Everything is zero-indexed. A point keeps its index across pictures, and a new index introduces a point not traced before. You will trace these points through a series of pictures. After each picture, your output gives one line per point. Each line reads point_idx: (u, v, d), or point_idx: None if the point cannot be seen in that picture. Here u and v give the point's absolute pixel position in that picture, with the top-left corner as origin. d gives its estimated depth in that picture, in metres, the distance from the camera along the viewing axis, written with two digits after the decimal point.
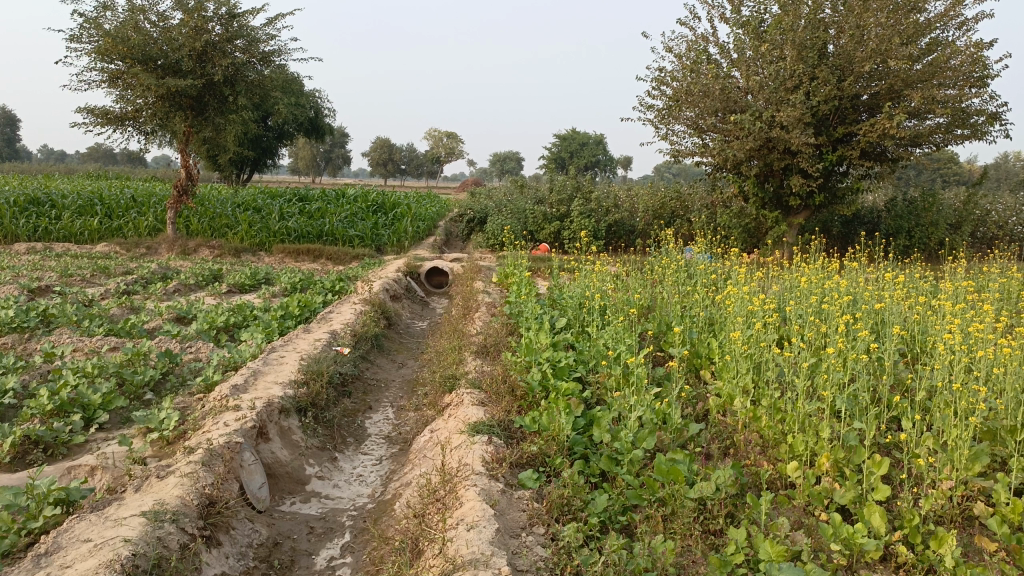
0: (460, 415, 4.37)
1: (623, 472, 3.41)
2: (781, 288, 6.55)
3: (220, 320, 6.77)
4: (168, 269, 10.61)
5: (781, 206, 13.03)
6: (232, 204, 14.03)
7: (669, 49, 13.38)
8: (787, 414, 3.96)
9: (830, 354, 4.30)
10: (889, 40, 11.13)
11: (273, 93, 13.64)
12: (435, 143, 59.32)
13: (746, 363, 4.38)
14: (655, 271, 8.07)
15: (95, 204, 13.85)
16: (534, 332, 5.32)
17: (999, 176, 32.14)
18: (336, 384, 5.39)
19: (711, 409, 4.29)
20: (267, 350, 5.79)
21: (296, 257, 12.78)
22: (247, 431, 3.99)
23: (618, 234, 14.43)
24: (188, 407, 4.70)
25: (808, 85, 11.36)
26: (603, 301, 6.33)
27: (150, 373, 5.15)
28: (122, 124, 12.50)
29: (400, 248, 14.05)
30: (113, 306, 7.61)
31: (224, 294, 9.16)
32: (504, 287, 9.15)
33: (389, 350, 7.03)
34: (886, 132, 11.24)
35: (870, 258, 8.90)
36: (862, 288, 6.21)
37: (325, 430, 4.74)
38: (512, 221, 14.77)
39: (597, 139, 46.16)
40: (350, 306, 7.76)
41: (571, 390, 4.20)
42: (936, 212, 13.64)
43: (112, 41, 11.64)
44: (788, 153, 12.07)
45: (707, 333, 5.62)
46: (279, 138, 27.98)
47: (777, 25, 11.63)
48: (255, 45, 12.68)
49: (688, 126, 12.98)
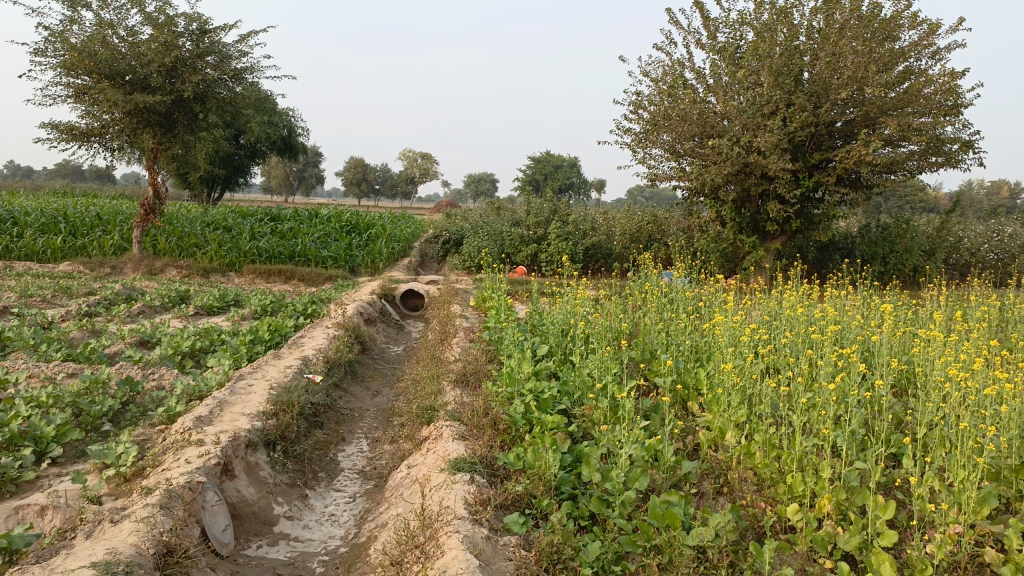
0: (439, 451, 4.14)
1: (615, 515, 3.22)
2: (766, 315, 6.43)
3: (185, 345, 6.48)
4: (133, 289, 10.27)
5: (758, 231, 13.01)
6: (202, 223, 13.70)
7: (645, 74, 13.38)
8: (782, 450, 3.80)
9: (826, 387, 4.16)
10: (865, 68, 11.21)
11: (245, 111, 13.38)
12: (411, 164, 59.38)
13: (738, 396, 4.22)
14: (635, 296, 7.93)
15: (58, 222, 13.44)
16: (515, 360, 5.11)
17: (964, 203, 32.77)
18: (308, 415, 5.13)
19: (703, 444, 4.12)
20: (234, 378, 5.50)
21: (267, 278, 12.48)
22: (211, 468, 3.72)
23: (595, 257, 14.31)
24: (148, 440, 4.41)
25: (786, 111, 11.37)
26: (586, 327, 6.14)
27: (108, 403, 4.85)
28: (87, 140, 12.15)
29: (373, 268, 13.79)
30: (72, 330, 7.27)
31: (191, 316, 8.85)
32: (481, 311, 8.95)
33: (363, 377, 6.78)
34: (863, 159, 11.28)
35: (851, 284, 8.84)
36: (848, 317, 6.13)
37: (295, 465, 4.48)
38: (488, 243, 14.61)
39: (571, 161, 46.31)
40: (322, 331, 7.48)
41: (557, 423, 3.99)
42: (910, 239, 13.73)
43: (79, 55, 11.30)
44: (765, 178, 12.07)
45: (694, 362, 5.48)
46: (250, 157, 27.65)
47: (754, 51, 11.67)
48: (226, 62, 12.48)
49: (665, 150, 12.96)
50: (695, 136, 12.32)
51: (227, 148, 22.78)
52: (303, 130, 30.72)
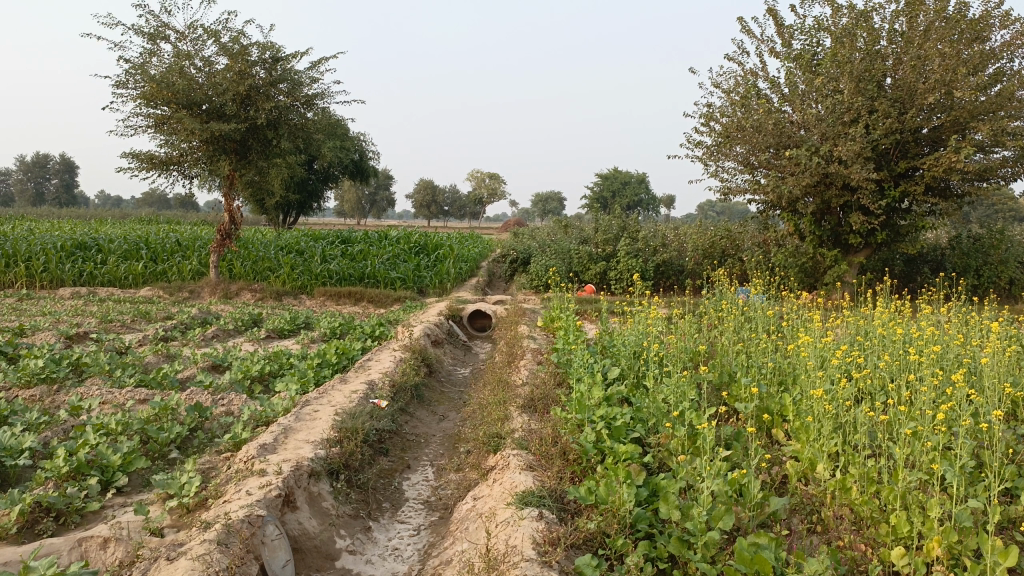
0: (506, 482, 3.94)
1: (697, 558, 2.96)
2: (853, 333, 6.04)
3: (254, 369, 6.49)
4: (209, 313, 10.47)
5: (840, 245, 12.44)
6: (275, 247, 13.95)
7: (716, 85, 13.01)
8: (883, 486, 3.47)
9: (931, 415, 3.81)
10: (954, 71, 10.56)
11: (316, 136, 13.59)
12: (478, 184, 59.97)
13: (830, 424, 3.90)
14: (711, 315, 7.60)
15: (140, 249, 13.90)
16: (586, 384, 4.88)
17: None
18: (373, 442, 5.01)
19: (791, 476, 3.82)
20: (300, 403, 5.44)
21: (338, 300, 12.56)
22: (272, 500, 3.60)
23: (667, 274, 13.92)
24: (212, 468, 4.35)
25: (867, 118, 10.84)
26: (660, 348, 5.87)
27: (176, 429, 4.85)
28: (166, 168, 12.53)
29: (442, 289, 13.75)
30: (148, 354, 7.39)
31: (263, 339, 8.92)
32: (550, 331, 8.74)
33: (430, 401, 6.65)
34: (952, 166, 10.63)
35: (943, 299, 8.28)
36: (949, 336, 5.69)
37: (359, 494, 4.34)
38: (557, 261, 14.40)
39: (639, 178, 45.71)
40: (389, 353, 7.39)
41: (630, 453, 3.74)
42: (1006, 250, 12.89)
43: (157, 87, 11.72)
44: (847, 189, 11.52)
45: (777, 386, 5.16)
46: (324, 181, 28.26)
47: (832, 57, 11.18)
48: (298, 89, 12.68)
49: (738, 162, 12.54)
50: (770, 147, 11.86)
51: (300, 173, 23.29)
52: (374, 154, 31.25)
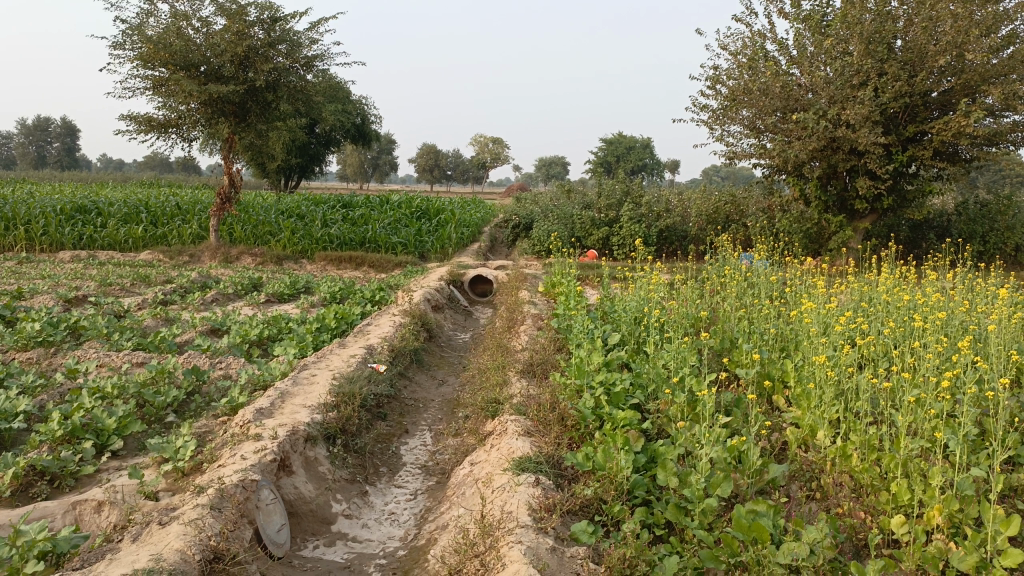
0: (504, 447, 3.91)
1: (693, 525, 2.93)
2: (857, 300, 5.98)
3: (252, 333, 6.45)
4: (209, 277, 10.41)
5: (845, 211, 12.31)
6: (276, 211, 13.84)
7: (723, 47, 12.76)
8: (884, 453, 3.43)
9: (934, 382, 3.77)
10: (966, 32, 10.28)
11: (316, 99, 13.41)
12: (481, 149, 59.53)
13: (831, 391, 3.86)
14: (714, 281, 7.53)
15: (140, 212, 13.80)
16: (585, 349, 4.82)
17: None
18: (371, 406, 4.98)
19: (791, 443, 3.79)
20: (298, 367, 5.40)
21: (338, 265, 12.49)
22: (266, 465, 3.58)
23: (670, 240, 13.80)
24: (209, 432, 4.32)
25: (877, 81, 10.64)
26: (661, 313, 5.82)
27: (172, 394, 4.83)
28: (165, 131, 12.38)
29: (443, 254, 13.67)
30: (147, 318, 7.35)
31: (262, 304, 8.88)
32: (551, 297, 8.68)
33: (429, 365, 6.62)
34: (962, 131, 10.45)
35: (948, 266, 8.19)
36: (954, 303, 5.63)
37: (356, 459, 4.32)
38: (560, 227, 14.29)
39: (644, 143, 45.25)
40: (389, 318, 7.34)
41: (629, 420, 3.70)
42: (1014, 216, 12.74)
43: (154, 47, 11.52)
44: (854, 153, 11.35)
45: (779, 352, 5.11)
46: (325, 145, 28.01)
47: (842, 18, 10.93)
48: (298, 50, 12.46)
49: (744, 126, 12.35)
50: (777, 111, 11.67)
51: (301, 136, 23.06)
52: (376, 117, 30.93)
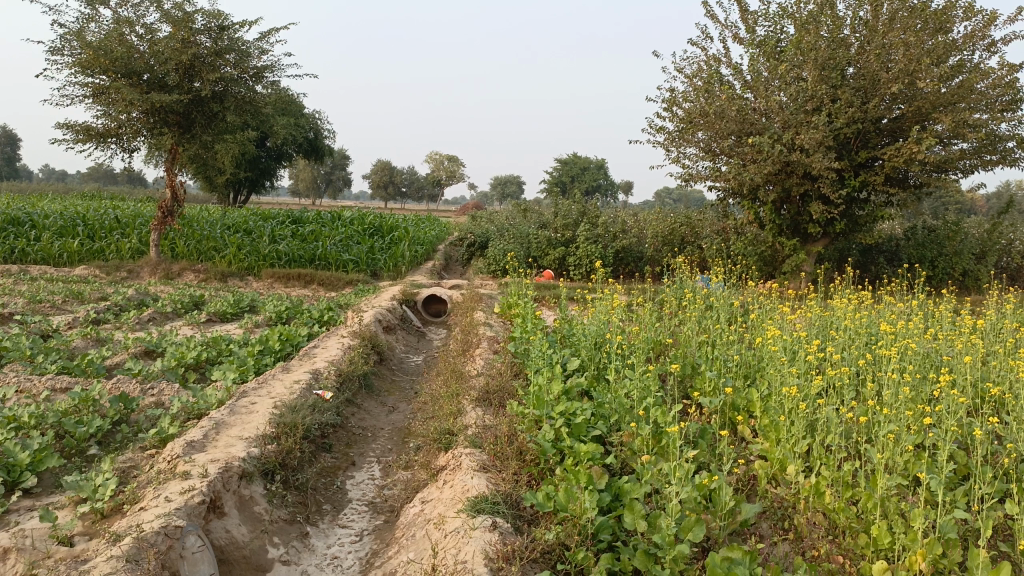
0: (457, 485, 3.63)
1: (664, 574, 2.71)
2: (818, 325, 5.88)
3: (190, 356, 6.05)
4: (148, 294, 9.90)
5: (799, 234, 12.38)
6: (222, 226, 13.33)
7: (679, 69, 12.78)
8: (860, 492, 3.27)
9: (907, 415, 3.63)
10: (917, 59, 10.43)
11: (265, 111, 12.99)
12: (436, 167, 59.44)
13: (802, 423, 3.70)
14: (671, 304, 7.39)
15: (77, 225, 13.17)
16: (543, 376, 4.58)
17: (998, 203, 31.41)
18: (315, 437, 4.65)
19: (761, 479, 3.60)
20: (237, 394, 5.03)
21: (286, 282, 12.08)
22: (194, 508, 3.24)
23: (626, 260, 13.72)
24: (134, 468, 3.95)
25: (831, 106, 10.73)
26: (621, 338, 5.61)
27: (96, 423, 4.44)
28: (104, 141, 11.82)
29: (396, 272, 13.36)
30: (76, 339, 6.87)
31: (204, 323, 8.43)
32: (507, 318, 8.42)
33: (379, 391, 6.30)
34: (913, 157, 10.58)
35: (901, 289, 8.19)
36: (918, 329, 5.56)
37: (296, 497, 3.99)
38: (515, 246, 14.09)
39: (598, 163, 45.54)
40: (337, 340, 6.99)
41: (591, 454, 3.46)
42: (960, 241, 12.95)
43: (94, 54, 11.01)
44: (808, 177, 11.42)
45: (742, 380, 4.95)
46: (277, 160, 27.41)
47: (797, 43, 11.00)
48: (246, 61, 12.04)
49: (700, 148, 12.36)
50: (732, 134, 11.69)
51: (252, 150, 22.49)
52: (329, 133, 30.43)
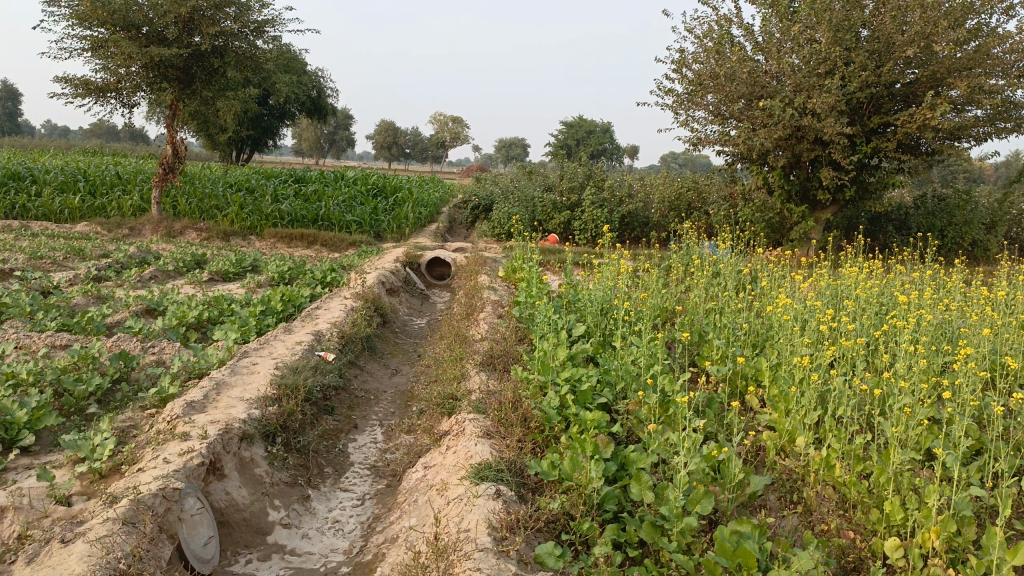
0: (461, 451, 3.57)
1: (671, 546, 2.65)
2: (829, 294, 5.77)
3: (190, 315, 5.98)
4: (149, 252, 9.81)
5: (808, 201, 12.21)
6: (224, 184, 13.18)
7: (690, 30, 12.50)
8: (871, 466, 3.23)
9: (921, 388, 3.57)
10: (935, 22, 10.15)
11: (266, 67, 12.75)
12: (441, 127, 58.91)
13: (813, 394, 3.63)
14: (678, 270, 7.28)
15: (78, 181, 13.03)
16: (549, 341, 4.50)
17: (1009, 173, 31.03)
18: (317, 399, 4.59)
19: (770, 450, 3.54)
20: (238, 355, 4.97)
21: (289, 242, 11.97)
22: (193, 470, 3.19)
23: (632, 225, 13.58)
24: (134, 428, 3.90)
25: (844, 70, 10.48)
26: (628, 303, 5.52)
27: (95, 382, 4.38)
28: (104, 96, 11.62)
29: (399, 234, 13.25)
30: (76, 296, 6.80)
31: (205, 282, 8.36)
32: (511, 282, 8.34)
33: (381, 353, 6.24)
34: (927, 123, 10.36)
35: (910, 258, 8.07)
36: (930, 299, 5.47)
37: (298, 459, 3.94)
38: (520, 209, 13.94)
39: (604, 127, 45.05)
40: (339, 302, 6.92)
41: (598, 422, 3.39)
42: (971, 211, 12.79)
43: (92, 6, 10.76)
44: (818, 143, 11.22)
45: (751, 348, 4.87)
46: (280, 118, 26.97)
47: (811, 4, 10.72)
48: (246, 15, 11.77)
49: (709, 112, 12.13)
50: (743, 98, 11.45)
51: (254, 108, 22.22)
52: (333, 91, 30.03)
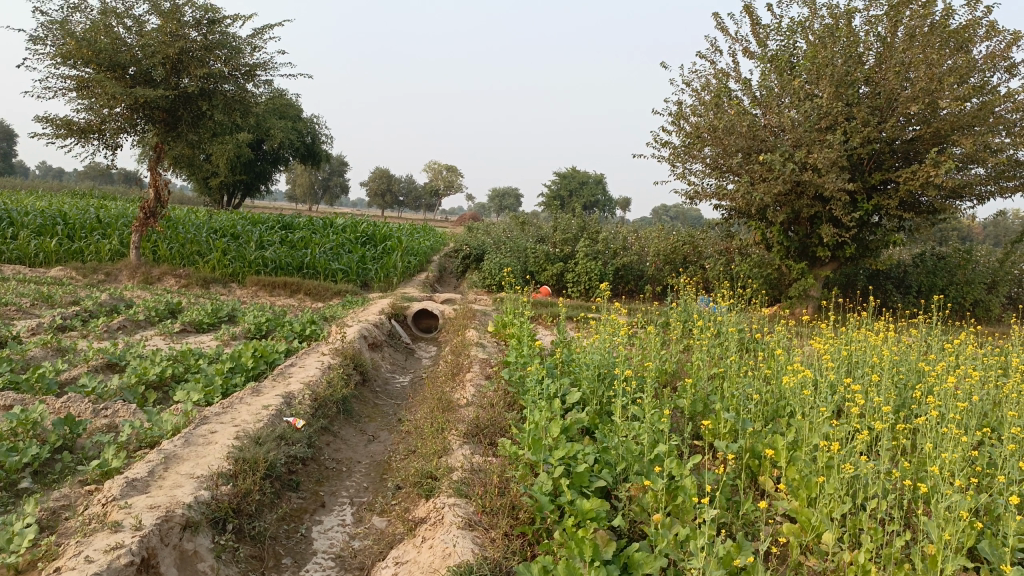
0: (438, 547, 3.10)
1: None
2: (838, 359, 5.35)
3: (152, 372, 5.50)
4: (123, 300, 9.34)
5: (806, 257, 11.88)
6: (208, 229, 12.76)
7: (687, 82, 12.32)
8: (915, 574, 2.77)
9: (964, 479, 3.15)
10: (938, 79, 9.95)
11: (256, 111, 12.46)
12: (435, 176, 59.16)
13: (842, 482, 3.18)
14: (675, 328, 6.84)
15: (56, 224, 12.58)
16: (538, 410, 4.05)
17: (998, 231, 31.18)
18: (280, 474, 4.12)
19: (793, 548, 3.08)
20: (196, 421, 4.49)
21: (271, 291, 11.54)
22: (120, 571, 2.71)
23: (626, 278, 13.22)
24: (66, 509, 3.41)
25: (845, 125, 10.25)
26: (626, 368, 5.06)
27: (31, 451, 3.89)
28: (86, 137, 11.25)
29: (387, 283, 12.85)
30: (33, 347, 6.30)
31: (177, 333, 7.87)
32: (501, 338, 7.89)
33: (358, 416, 5.76)
34: (930, 180, 10.09)
35: (916, 319, 7.71)
36: (953, 371, 5.08)
37: (251, 550, 3.45)
38: (512, 260, 13.59)
39: (597, 178, 45.16)
40: (316, 358, 6.46)
41: (596, 514, 2.94)
42: (972, 270, 12.51)
43: (77, 44, 10.48)
44: (818, 200, 10.94)
45: (761, 421, 4.41)
46: (273, 163, 26.63)
47: (811, 58, 10.56)
48: (237, 58, 11.53)
49: (707, 165, 11.89)
50: (741, 151, 11.20)
51: None
52: (327, 138, 29.91)
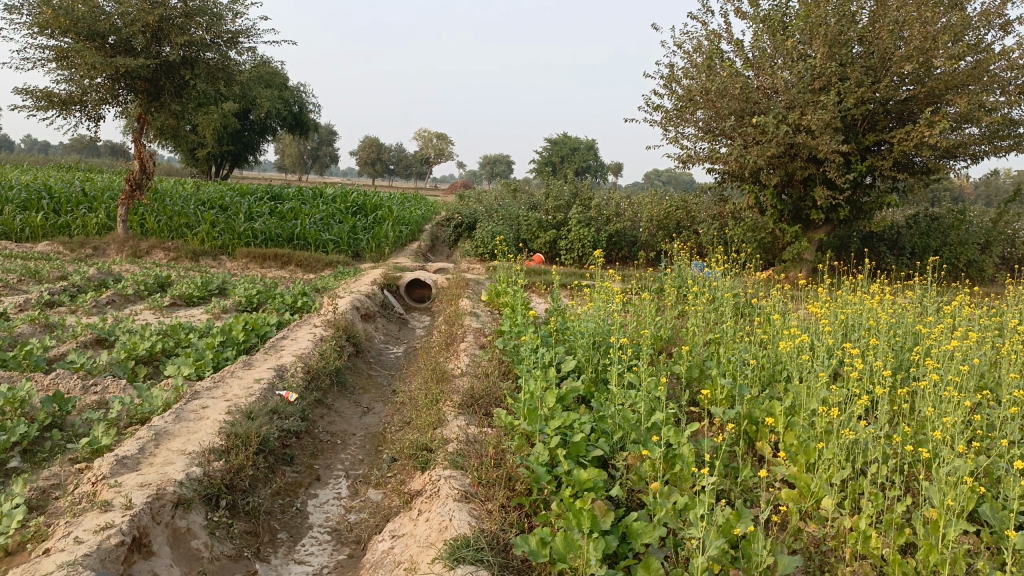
0: (435, 521, 3.06)
1: None
2: (834, 322, 5.30)
3: (142, 347, 5.42)
4: (111, 274, 9.22)
5: (800, 220, 11.81)
6: (196, 201, 12.59)
7: (679, 44, 12.12)
8: (916, 539, 2.75)
9: (964, 442, 3.11)
10: (932, 37, 9.81)
11: (240, 80, 12.22)
12: (425, 144, 58.62)
13: (841, 447, 3.14)
14: (670, 294, 6.78)
15: (41, 199, 12.39)
16: (534, 379, 4.00)
17: (990, 191, 31.20)
18: (274, 448, 4.07)
19: (792, 515, 3.05)
20: (187, 396, 4.43)
21: (262, 262, 11.42)
22: (110, 552, 2.67)
23: (619, 244, 13.13)
24: (56, 488, 3.35)
25: (839, 86, 10.12)
26: (622, 336, 5.00)
27: (19, 430, 3.82)
28: (67, 109, 11.02)
29: (379, 253, 12.74)
30: (20, 324, 6.20)
31: (167, 307, 7.77)
32: (495, 307, 7.83)
33: (352, 388, 5.71)
34: (924, 141, 9.99)
35: (911, 281, 7.68)
36: (949, 333, 5.05)
37: (245, 525, 3.41)
38: (504, 228, 13.48)
39: (589, 143, 44.81)
40: (308, 330, 6.39)
41: (593, 484, 2.90)
42: (965, 231, 12.47)
43: (54, 13, 10.22)
44: (812, 162, 10.84)
45: (759, 387, 4.37)
46: (260, 134, 26.31)
47: (804, 18, 10.38)
48: (219, 25, 11.26)
49: (699, 128, 11.75)
50: (733, 114, 11.06)
51: None
52: (315, 107, 29.51)
